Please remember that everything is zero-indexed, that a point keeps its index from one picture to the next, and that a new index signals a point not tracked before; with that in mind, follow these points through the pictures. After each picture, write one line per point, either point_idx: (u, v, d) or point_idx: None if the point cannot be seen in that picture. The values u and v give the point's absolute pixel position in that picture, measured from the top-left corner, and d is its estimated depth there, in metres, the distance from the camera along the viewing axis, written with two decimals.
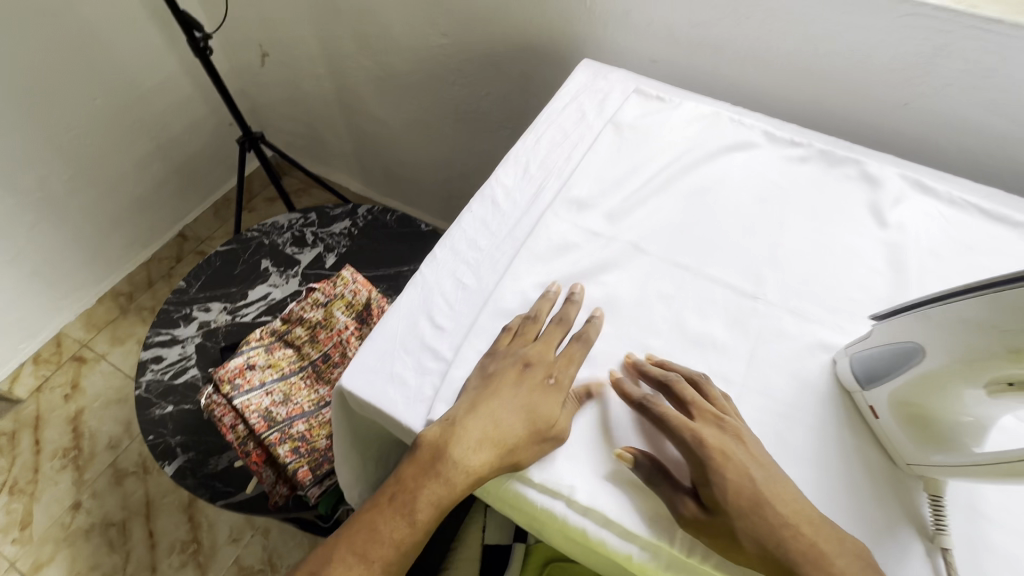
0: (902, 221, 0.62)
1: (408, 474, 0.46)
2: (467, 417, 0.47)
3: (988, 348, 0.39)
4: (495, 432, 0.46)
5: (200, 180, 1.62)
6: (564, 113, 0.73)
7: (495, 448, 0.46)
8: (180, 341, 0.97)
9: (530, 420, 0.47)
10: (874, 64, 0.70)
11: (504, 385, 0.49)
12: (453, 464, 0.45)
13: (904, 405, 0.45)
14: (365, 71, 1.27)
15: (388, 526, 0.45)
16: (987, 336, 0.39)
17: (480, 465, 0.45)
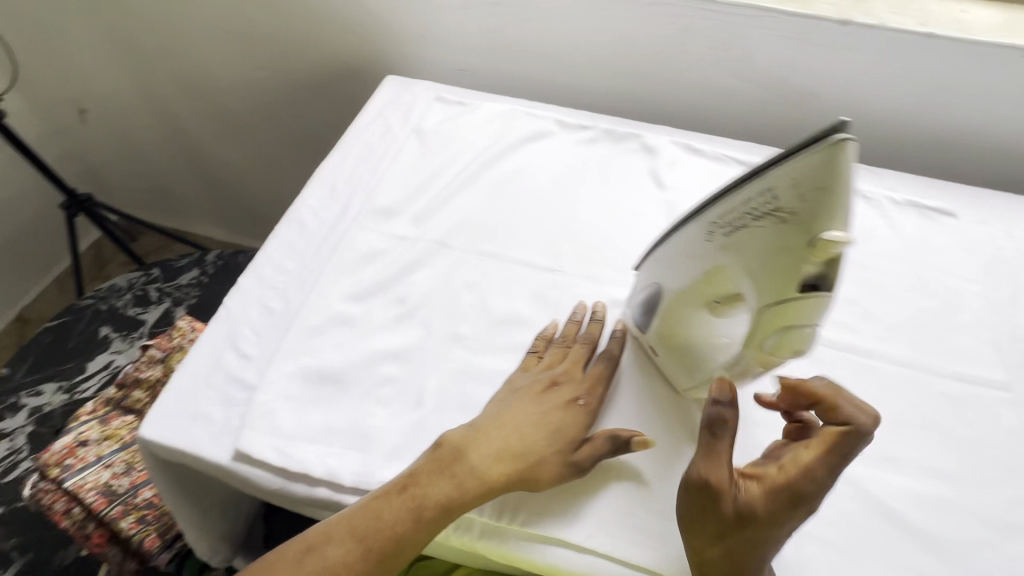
0: (677, 182, 0.70)
1: (424, 468, 0.45)
2: (536, 409, 0.48)
3: (691, 275, 0.46)
4: (516, 441, 0.46)
5: (34, 254, 1.46)
6: (371, 129, 0.75)
7: (521, 459, 0.46)
8: (7, 434, 0.87)
9: (557, 440, 0.47)
10: (640, 50, 0.79)
11: (531, 403, 0.49)
12: (473, 469, 0.44)
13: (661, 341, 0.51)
14: (195, 115, 1.22)
15: (388, 519, 0.42)
16: (688, 264, 0.46)
17: (496, 471, 0.45)
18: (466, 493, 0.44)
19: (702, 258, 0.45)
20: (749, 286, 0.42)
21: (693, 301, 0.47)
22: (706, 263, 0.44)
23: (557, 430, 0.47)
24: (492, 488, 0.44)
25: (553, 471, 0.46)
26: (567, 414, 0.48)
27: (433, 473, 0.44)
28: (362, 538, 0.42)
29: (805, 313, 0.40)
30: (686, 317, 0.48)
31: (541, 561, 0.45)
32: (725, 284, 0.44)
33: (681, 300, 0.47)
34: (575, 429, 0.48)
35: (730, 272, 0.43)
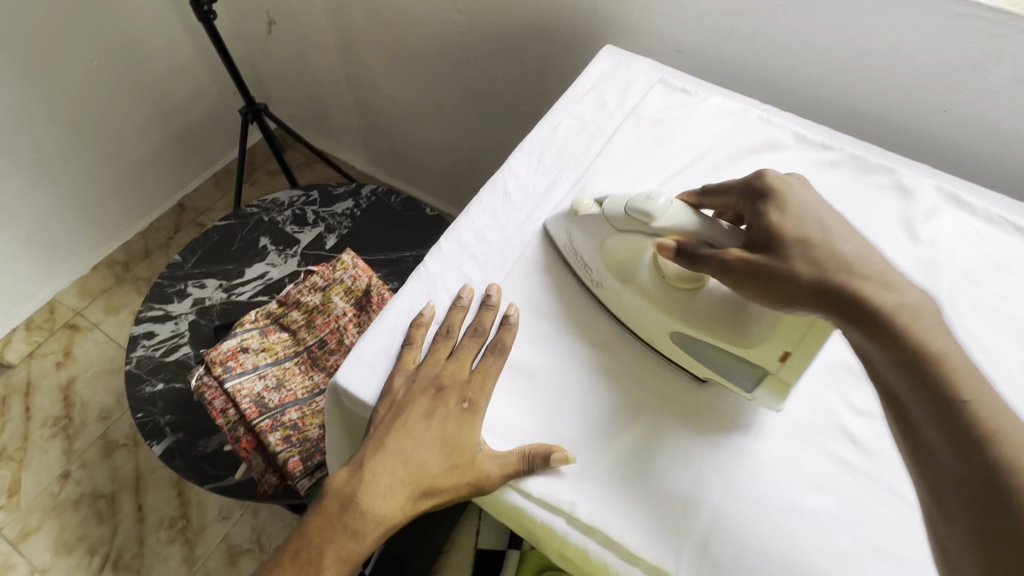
0: (936, 237, 0.59)
1: (312, 528, 0.45)
2: (426, 431, 0.46)
3: (631, 278, 0.51)
4: (406, 473, 0.45)
5: (201, 149, 1.57)
6: (584, 102, 0.69)
7: (413, 487, 0.45)
8: (173, 318, 0.95)
9: (459, 457, 0.45)
10: (916, 68, 0.66)
11: (416, 415, 0.47)
12: (367, 514, 0.44)
13: (717, 360, 0.48)
14: (375, 46, 1.22)
15: None
16: (611, 271, 0.52)
17: (390, 505, 0.44)
18: (365, 538, 0.44)
19: (602, 242, 0.53)
20: (648, 200, 0.49)
21: (663, 286, 0.50)
22: (611, 240, 0.52)
23: (452, 441, 0.46)
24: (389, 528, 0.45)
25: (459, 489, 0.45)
26: (455, 419, 0.47)
27: (319, 532, 0.44)
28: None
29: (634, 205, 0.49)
30: (687, 300, 0.49)
31: None
32: (642, 241, 0.51)
33: (659, 286, 0.50)
34: (462, 442, 0.46)
35: (617, 220, 0.51)
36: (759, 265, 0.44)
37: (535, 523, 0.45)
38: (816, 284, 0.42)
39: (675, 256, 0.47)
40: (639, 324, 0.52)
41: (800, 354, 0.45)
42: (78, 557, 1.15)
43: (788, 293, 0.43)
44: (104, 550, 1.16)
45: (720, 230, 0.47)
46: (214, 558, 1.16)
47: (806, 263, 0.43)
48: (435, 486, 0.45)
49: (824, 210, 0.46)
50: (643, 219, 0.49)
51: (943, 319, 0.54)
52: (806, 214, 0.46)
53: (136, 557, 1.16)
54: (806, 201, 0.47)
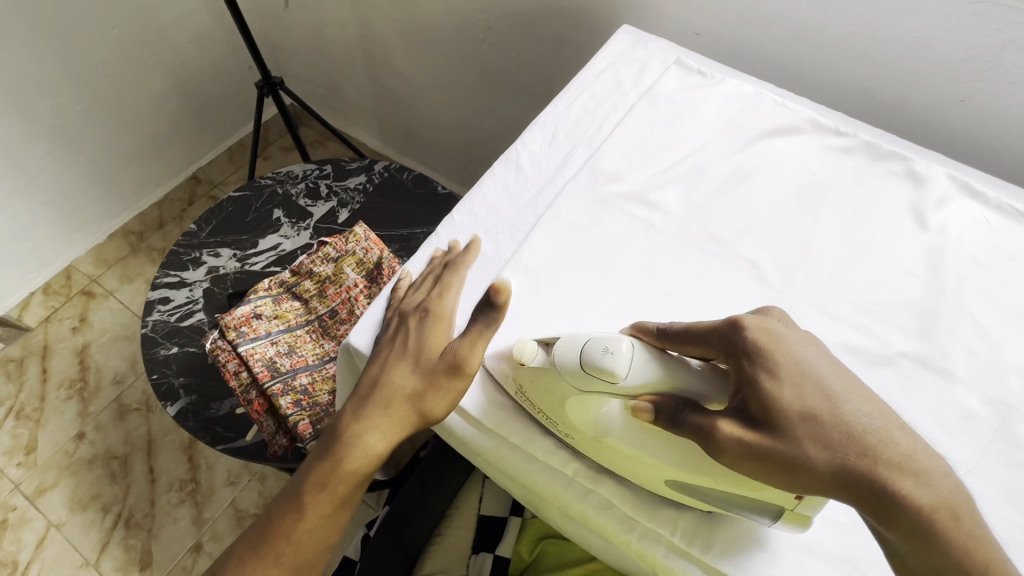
0: (945, 225, 0.59)
1: (313, 454, 0.48)
2: (397, 358, 0.49)
3: (604, 433, 0.44)
4: (384, 397, 0.48)
5: (216, 122, 1.59)
6: (599, 80, 0.69)
7: (391, 408, 0.47)
8: (188, 285, 0.97)
9: (431, 373, 0.48)
10: (936, 56, 0.66)
11: (388, 346, 0.50)
12: (354, 437, 0.47)
13: (721, 498, 0.42)
14: (392, 22, 1.22)
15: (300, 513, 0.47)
16: (577, 426, 0.45)
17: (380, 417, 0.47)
18: (359, 452, 0.47)
19: (560, 400, 0.44)
20: (607, 354, 0.41)
21: (639, 432, 0.43)
22: (569, 400, 0.44)
23: (421, 358, 0.48)
24: (379, 450, 0.47)
25: (436, 402, 0.47)
26: (419, 337, 0.49)
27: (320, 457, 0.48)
28: (278, 547, 0.47)
29: (594, 359, 0.41)
30: (675, 449, 0.42)
31: (655, 559, 0.45)
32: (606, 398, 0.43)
33: (635, 438, 0.43)
34: (428, 358, 0.48)
35: (573, 379, 0.42)
36: (753, 442, 0.37)
37: (540, 485, 0.48)
38: (834, 473, 0.35)
39: (653, 418, 0.41)
40: (634, 476, 0.45)
41: (812, 498, 0.39)
42: (91, 514, 1.19)
43: (812, 482, 0.36)
44: (117, 509, 1.20)
45: (690, 374, 0.42)
46: (222, 520, 1.20)
47: (819, 446, 0.36)
48: (414, 404, 0.47)
49: (825, 365, 0.39)
50: (607, 379, 0.41)
51: (947, 305, 0.55)
52: (804, 375, 0.38)
53: (147, 517, 1.19)
54: (798, 356, 0.39)
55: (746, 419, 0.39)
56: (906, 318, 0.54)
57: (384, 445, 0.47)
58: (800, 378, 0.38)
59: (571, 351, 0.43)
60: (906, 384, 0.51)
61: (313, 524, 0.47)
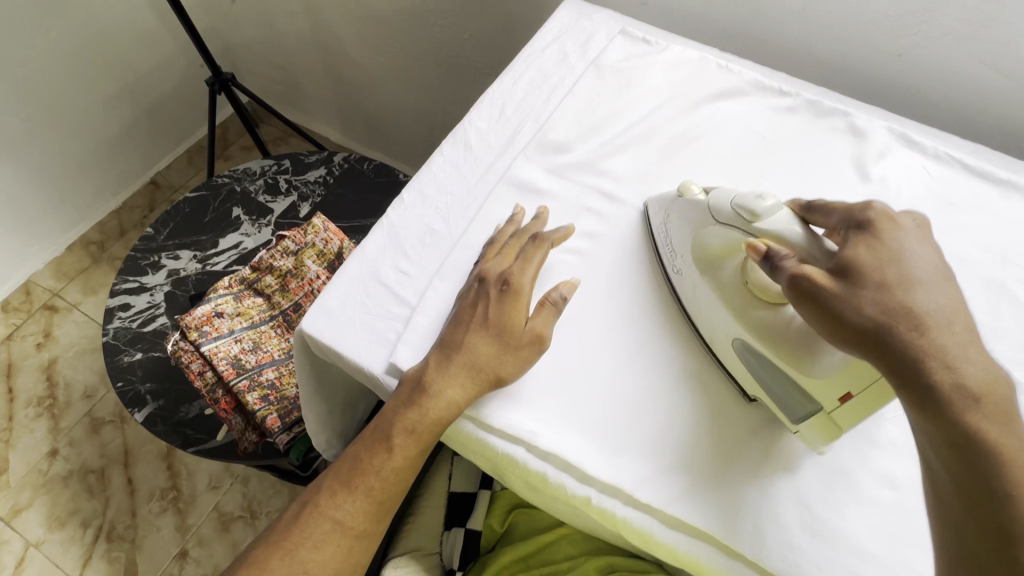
0: (885, 176, 0.61)
1: (390, 408, 0.46)
2: (478, 323, 0.48)
3: (718, 276, 0.49)
4: (466, 355, 0.46)
5: (171, 125, 1.54)
6: (545, 54, 0.69)
7: (474, 366, 0.46)
8: (148, 290, 0.95)
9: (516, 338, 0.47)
10: (871, 12, 0.67)
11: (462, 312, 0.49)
12: (434, 393, 0.45)
13: (780, 387, 0.45)
14: (342, 10, 1.20)
15: (378, 465, 0.46)
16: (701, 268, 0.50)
17: (458, 386, 0.45)
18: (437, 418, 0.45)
19: (698, 232, 0.50)
20: (757, 199, 0.45)
21: (747, 293, 0.47)
22: (709, 231, 0.49)
23: (501, 329, 0.47)
24: (461, 406, 0.46)
25: (518, 360, 0.47)
26: (497, 308, 0.48)
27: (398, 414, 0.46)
28: (367, 486, 0.46)
29: (748, 198, 0.45)
30: (767, 311, 0.45)
31: (614, 516, 0.44)
32: (739, 240, 0.47)
33: (738, 292, 0.47)
34: (512, 331, 0.47)
35: (719, 212, 0.48)
36: (823, 288, 0.38)
37: (499, 455, 0.46)
38: (877, 328, 0.36)
39: (757, 260, 0.43)
40: (706, 327, 0.49)
41: (860, 402, 0.40)
42: (71, 530, 1.17)
43: (852, 328, 0.37)
44: (97, 523, 1.18)
45: (821, 247, 0.42)
46: (207, 525, 1.19)
47: (875, 305, 0.36)
48: (499, 361, 0.46)
49: (924, 263, 0.39)
50: (747, 216, 0.45)
51: None
52: (901, 259, 0.39)
53: (129, 528, 1.18)
54: (909, 249, 0.40)
55: (828, 275, 0.39)
56: None
57: (467, 403, 0.46)
58: (897, 260, 0.39)
59: (726, 197, 0.48)
60: None
61: (399, 468, 0.46)
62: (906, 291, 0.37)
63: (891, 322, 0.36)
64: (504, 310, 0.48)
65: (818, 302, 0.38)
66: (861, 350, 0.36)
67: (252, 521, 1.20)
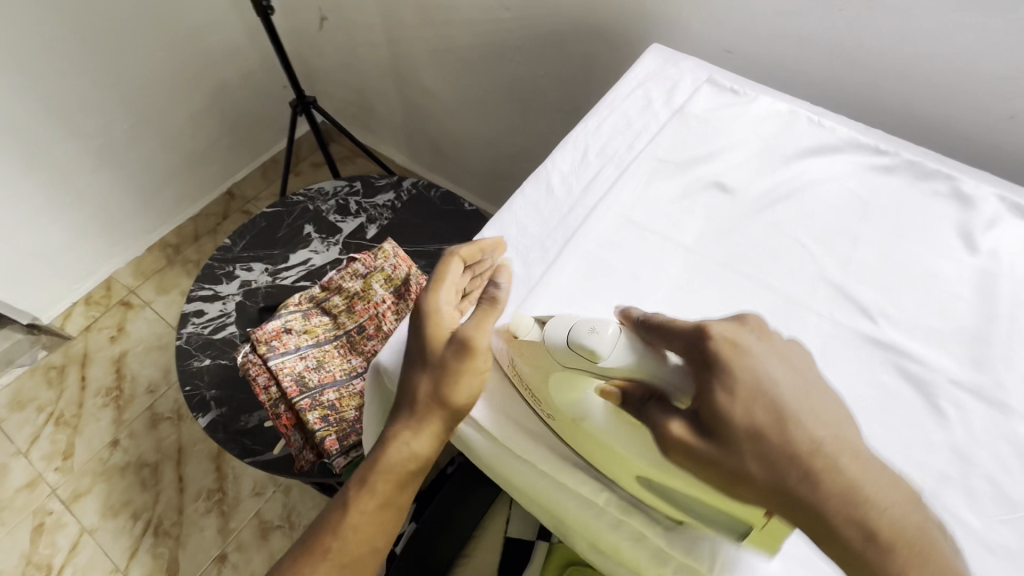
0: (995, 248, 0.57)
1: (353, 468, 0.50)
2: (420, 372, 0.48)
3: (580, 419, 0.44)
4: (406, 402, 0.48)
5: (251, 140, 1.64)
6: (629, 100, 0.70)
7: (422, 413, 0.48)
8: (221, 298, 0.99)
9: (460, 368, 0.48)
10: (981, 71, 0.64)
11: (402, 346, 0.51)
12: (389, 443, 0.48)
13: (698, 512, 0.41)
14: (423, 43, 1.25)
15: (342, 527, 0.48)
16: (559, 405, 0.45)
17: (406, 431, 0.48)
18: (387, 469, 0.48)
19: (545, 377, 0.44)
20: (592, 333, 0.41)
21: (611, 424, 0.42)
22: (554, 378, 0.44)
23: (425, 356, 0.48)
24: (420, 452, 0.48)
25: (458, 388, 0.48)
26: (420, 337, 0.49)
27: (358, 473, 0.49)
28: (329, 547, 0.48)
29: (578, 337, 0.41)
30: (633, 443, 0.41)
31: None
32: (586, 378, 0.43)
33: (610, 426, 0.43)
34: (434, 355, 0.48)
35: (558, 355, 0.43)
36: (696, 448, 0.37)
37: (569, 515, 0.48)
38: (771, 487, 0.35)
39: (621, 403, 0.41)
40: (601, 463, 0.45)
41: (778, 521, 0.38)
42: (122, 521, 1.22)
43: (745, 488, 0.36)
44: (146, 517, 1.22)
45: (665, 367, 0.40)
46: (247, 531, 1.21)
47: (761, 465, 0.35)
48: (449, 400, 0.48)
49: (776, 370, 0.38)
50: (588, 358, 0.41)
51: (1003, 332, 0.51)
52: (759, 387, 0.37)
53: (175, 525, 1.21)
54: (759, 370, 0.37)
55: (698, 423, 0.38)
56: (960, 349, 0.51)
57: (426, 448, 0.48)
58: (754, 388, 0.37)
59: (559, 331, 0.42)
60: (957, 415, 0.47)
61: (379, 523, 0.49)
62: (782, 435, 0.35)
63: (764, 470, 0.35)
64: (423, 337, 0.49)
65: (699, 461, 0.37)
66: (734, 476, 0.36)
67: (290, 532, 1.21)
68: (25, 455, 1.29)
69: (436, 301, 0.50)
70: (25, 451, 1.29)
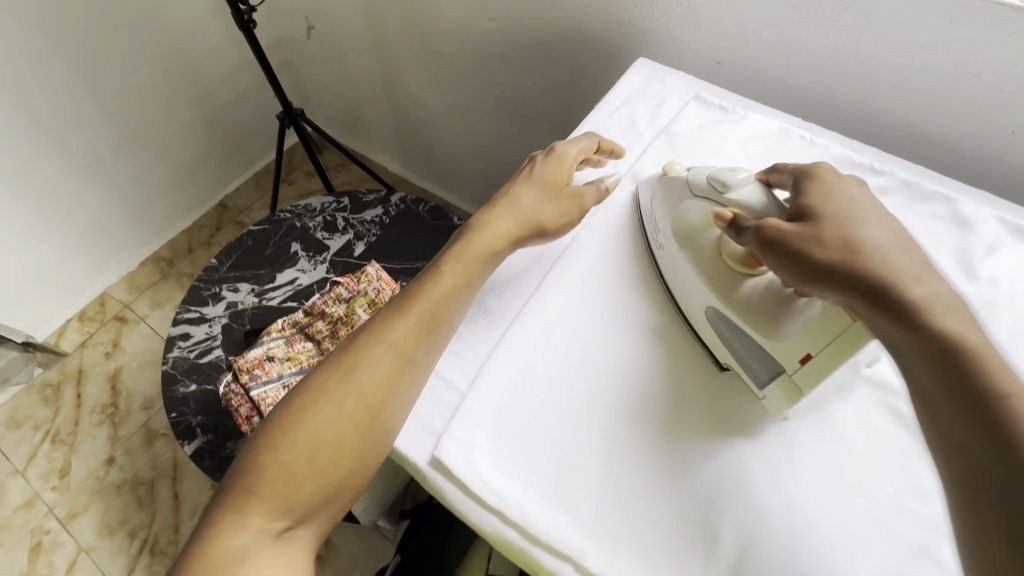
0: (995, 275, 0.54)
1: (347, 350, 0.49)
2: (485, 216, 0.57)
3: (693, 245, 0.53)
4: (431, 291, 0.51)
5: (243, 151, 1.63)
6: (612, 120, 0.68)
7: (472, 244, 0.54)
8: (207, 320, 0.98)
9: (545, 194, 0.58)
10: (981, 84, 0.60)
11: (481, 217, 0.57)
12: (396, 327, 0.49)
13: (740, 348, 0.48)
14: (410, 52, 1.22)
15: (320, 405, 0.45)
16: (674, 232, 0.54)
17: (418, 318, 0.50)
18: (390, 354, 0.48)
19: (674, 207, 0.54)
20: (732, 173, 0.50)
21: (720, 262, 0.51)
22: (686, 205, 0.53)
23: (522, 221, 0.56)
24: (459, 285, 0.52)
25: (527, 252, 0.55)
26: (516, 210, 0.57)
27: (353, 352, 0.48)
28: (304, 416, 0.45)
29: (726, 173, 0.50)
30: (727, 282, 0.50)
31: None
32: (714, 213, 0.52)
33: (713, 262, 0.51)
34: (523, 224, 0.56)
35: (698, 187, 0.53)
36: (789, 233, 0.42)
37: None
38: (847, 266, 0.38)
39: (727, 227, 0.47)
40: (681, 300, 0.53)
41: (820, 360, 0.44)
42: (119, 539, 1.22)
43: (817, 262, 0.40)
44: (143, 535, 1.22)
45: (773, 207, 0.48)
46: None
47: (840, 249, 0.39)
48: (511, 234, 0.55)
49: (871, 207, 0.43)
50: (719, 186, 0.50)
51: None
52: (850, 205, 0.43)
53: (171, 543, 1.21)
54: (852, 198, 0.44)
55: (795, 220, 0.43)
56: None
57: (464, 279, 0.52)
58: (848, 208, 0.42)
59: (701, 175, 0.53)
60: None
61: (388, 363, 0.47)
62: (860, 229, 0.40)
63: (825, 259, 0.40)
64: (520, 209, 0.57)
65: (784, 246, 0.41)
66: (808, 249, 0.40)
67: None
68: (22, 474, 1.29)
69: (542, 181, 0.59)
70: (22, 470, 1.30)
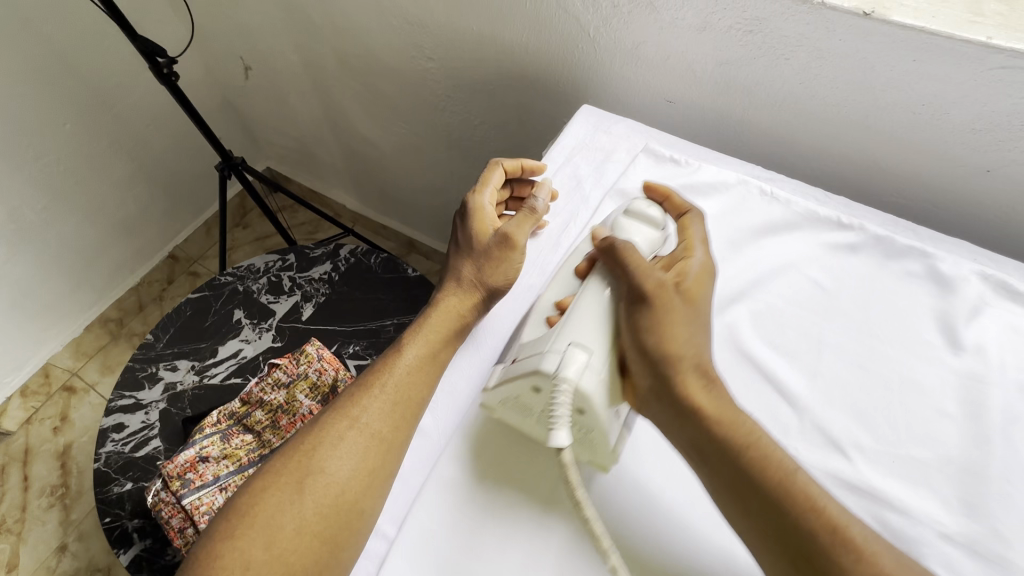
0: (981, 342, 0.49)
1: (308, 433, 0.49)
2: (447, 282, 0.56)
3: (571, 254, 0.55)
4: (393, 374, 0.51)
5: (189, 198, 1.54)
6: (556, 181, 0.63)
7: (430, 324, 0.53)
8: (143, 407, 0.89)
9: (482, 255, 0.56)
10: (950, 123, 0.55)
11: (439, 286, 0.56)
12: (358, 412, 0.49)
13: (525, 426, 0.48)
14: (352, 92, 1.15)
15: (277, 493, 0.46)
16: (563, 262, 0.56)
17: (380, 404, 0.49)
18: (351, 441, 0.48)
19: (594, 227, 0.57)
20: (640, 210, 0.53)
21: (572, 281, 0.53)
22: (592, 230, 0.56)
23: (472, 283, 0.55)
24: (421, 359, 0.51)
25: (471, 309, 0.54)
26: (466, 268, 0.56)
27: (313, 440, 0.48)
28: (260, 504, 0.45)
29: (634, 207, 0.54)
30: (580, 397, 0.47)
31: None
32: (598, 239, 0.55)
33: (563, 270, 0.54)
34: (470, 284, 0.55)
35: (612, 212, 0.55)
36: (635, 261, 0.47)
37: None
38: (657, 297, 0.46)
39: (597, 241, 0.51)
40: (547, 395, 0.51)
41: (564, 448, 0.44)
42: None
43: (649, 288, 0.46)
44: None
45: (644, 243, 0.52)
46: None
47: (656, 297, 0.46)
48: (465, 301, 0.54)
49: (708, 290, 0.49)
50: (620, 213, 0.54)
51: (993, 459, 0.44)
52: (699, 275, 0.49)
53: None
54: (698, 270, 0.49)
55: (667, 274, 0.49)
56: (950, 488, 0.43)
57: (428, 351, 0.52)
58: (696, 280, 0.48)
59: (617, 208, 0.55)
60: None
61: (351, 449, 0.47)
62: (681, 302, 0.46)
63: (633, 337, 0.45)
64: (466, 267, 0.56)
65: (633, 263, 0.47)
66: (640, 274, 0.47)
67: None
68: None
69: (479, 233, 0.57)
70: None
